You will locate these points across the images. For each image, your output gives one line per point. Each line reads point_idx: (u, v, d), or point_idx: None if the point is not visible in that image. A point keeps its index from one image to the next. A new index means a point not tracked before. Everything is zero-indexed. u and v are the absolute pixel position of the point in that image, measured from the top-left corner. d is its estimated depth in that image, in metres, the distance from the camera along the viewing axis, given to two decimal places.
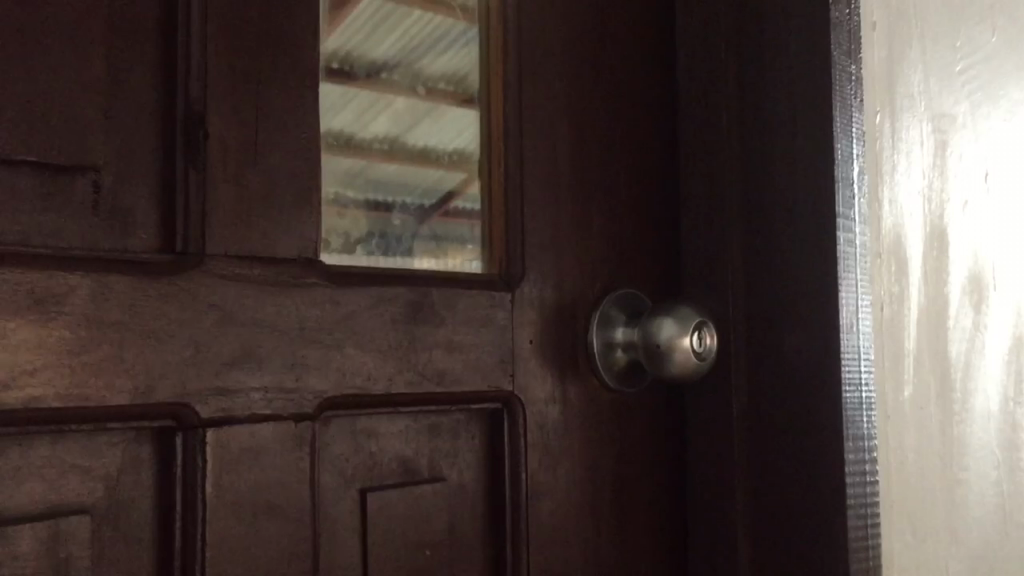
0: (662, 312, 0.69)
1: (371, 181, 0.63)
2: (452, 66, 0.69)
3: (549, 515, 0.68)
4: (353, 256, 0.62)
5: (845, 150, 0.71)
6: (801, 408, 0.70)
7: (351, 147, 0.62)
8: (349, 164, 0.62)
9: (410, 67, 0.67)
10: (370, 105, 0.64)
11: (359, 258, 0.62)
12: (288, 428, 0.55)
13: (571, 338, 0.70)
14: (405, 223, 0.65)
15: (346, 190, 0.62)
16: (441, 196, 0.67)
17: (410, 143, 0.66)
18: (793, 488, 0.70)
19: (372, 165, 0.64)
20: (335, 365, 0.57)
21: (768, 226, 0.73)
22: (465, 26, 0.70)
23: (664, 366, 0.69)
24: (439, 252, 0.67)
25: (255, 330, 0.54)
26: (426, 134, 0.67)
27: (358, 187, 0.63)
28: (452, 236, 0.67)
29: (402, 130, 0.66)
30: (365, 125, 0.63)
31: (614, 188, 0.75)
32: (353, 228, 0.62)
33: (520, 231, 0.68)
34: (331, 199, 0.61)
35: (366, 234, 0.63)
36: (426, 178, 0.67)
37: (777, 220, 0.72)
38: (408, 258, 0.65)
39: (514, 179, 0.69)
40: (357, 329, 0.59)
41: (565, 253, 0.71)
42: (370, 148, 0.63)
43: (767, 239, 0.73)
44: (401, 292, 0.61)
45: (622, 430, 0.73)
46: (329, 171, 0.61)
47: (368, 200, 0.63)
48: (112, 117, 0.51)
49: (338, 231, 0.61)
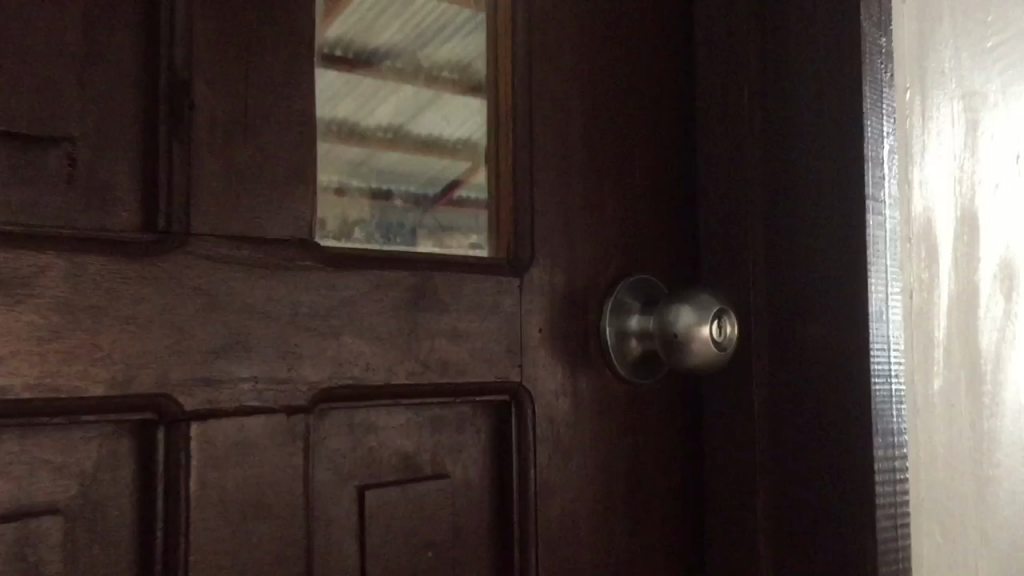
0: (679, 298, 0.65)
1: (373, 170, 0.60)
2: (456, 56, 0.65)
3: (558, 513, 0.64)
4: (353, 237, 0.58)
5: (875, 128, 0.67)
6: (827, 401, 0.66)
7: (349, 126, 0.58)
8: (347, 141, 0.58)
9: (412, 51, 0.63)
10: (374, 91, 0.60)
11: (358, 240, 0.58)
12: (279, 421, 0.51)
13: (583, 326, 0.66)
14: (411, 214, 0.61)
15: (345, 169, 0.58)
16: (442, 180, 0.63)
17: (411, 130, 0.62)
18: (818, 486, 0.66)
19: (374, 151, 0.60)
20: (331, 353, 0.53)
21: (791, 209, 0.69)
22: (471, 14, 0.65)
23: (681, 357, 0.65)
24: (441, 237, 0.62)
25: (244, 317, 0.50)
26: (433, 121, 0.63)
27: (357, 165, 0.59)
28: (454, 221, 0.63)
29: (408, 118, 0.62)
30: (368, 112, 0.59)
31: (628, 168, 0.71)
32: (352, 207, 0.58)
33: (530, 212, 0.64)
34: (328, 178, 0.57)
35: (367, 216, 0.59)
36: (424, 163, 0.63)
37: (802, 202, 0.68)
38: (408, 243, 0.61)
39: (523, 157, 0.65)
40: (355, 315, 0.55)
41: (576, 237, 0.67)
42: (372, 136, 0.60)
43: (790, 223, 0.69)
44: (402, 276, 0.57)
45: (635, 423, 0.69)
46: (325, 145, 0.56)
47: (370, 187, 0.59)
48: (90, 84, 0.47)
49: (336, 210, 0.57)
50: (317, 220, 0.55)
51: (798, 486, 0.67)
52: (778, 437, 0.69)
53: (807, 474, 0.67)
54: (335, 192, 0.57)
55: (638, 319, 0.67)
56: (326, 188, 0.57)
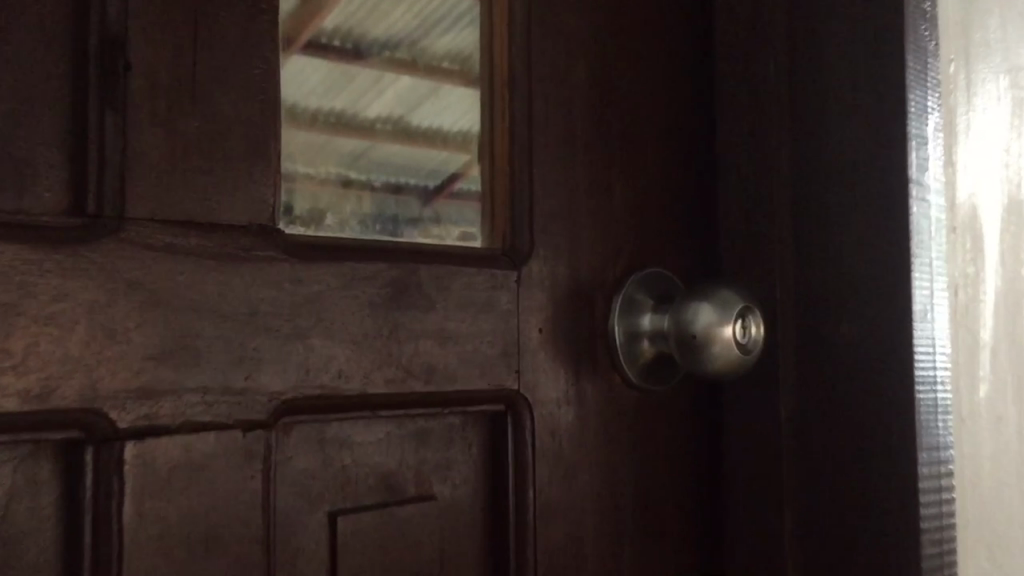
0: (697, 295, 0.58)
1: (363, 162, 0.52)
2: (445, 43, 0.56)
3: (560, 538, 0.57)
4: (322, 225, 0.49)
5: (919, 102, 0.59)
6: (866, 410, 0.58)
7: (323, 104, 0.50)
8: (322, 115, 0.50)
9: (408, 37, 0.55)
10: (367, 72, 0.52)
11: (330, 229, 0.50)
12: (234, 440, 0.43)
13: (588, 326, 0.59)
14: (409, 213, 0.53)
15: (316, 147, 0.49)
16: (422, 171, 0.54)
17: (384, 118, 0.53)
18: (855, 506, 0.59)
19: (358, 141, 0.51)
20: (295, 358, 0.46)
21: (823, 194, 0.61)
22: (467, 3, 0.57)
23: (700, 361, 0.57)
24: (422, 227, 0.54)
25: (191, 317, 0.43)
26: (438, 109, 0.55)
27: (332, 144, 0.50)
28: (441, 210, 0.55)
29: (409, 105, 0.54)
30: (353, 95, 0.51)
31: (639, 149, 0.63)
32: (324, 191, 0.50)
33: (528, 197, 0.57)
34: (298, 157, 0.49)
35: (343, 203, 0.51)
36: (397, 155, 0.53)
37: (836, 188, 0.61)
38: (383, 233, 0.52)
39: (521, 135, 0.57)
40: (324, 315, 0.47)
41: (581, 225, 0.59)
42: (359, 125, 0.52)
43: (820, 210, 0.61)
44: (380, 269, 0.49)
45: (647, 435, 0.62)
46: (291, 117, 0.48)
47: (355, 178, 0.51)
48: (3, 38, 0.39)
49: (304, 193, 0.49)
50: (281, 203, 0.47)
51: (829, 507, 0.60)
52: (806, 451, 0.61)
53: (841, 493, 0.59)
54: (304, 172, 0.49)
55: (651, 318, 0.60)
56: (292, 169, 0.48)
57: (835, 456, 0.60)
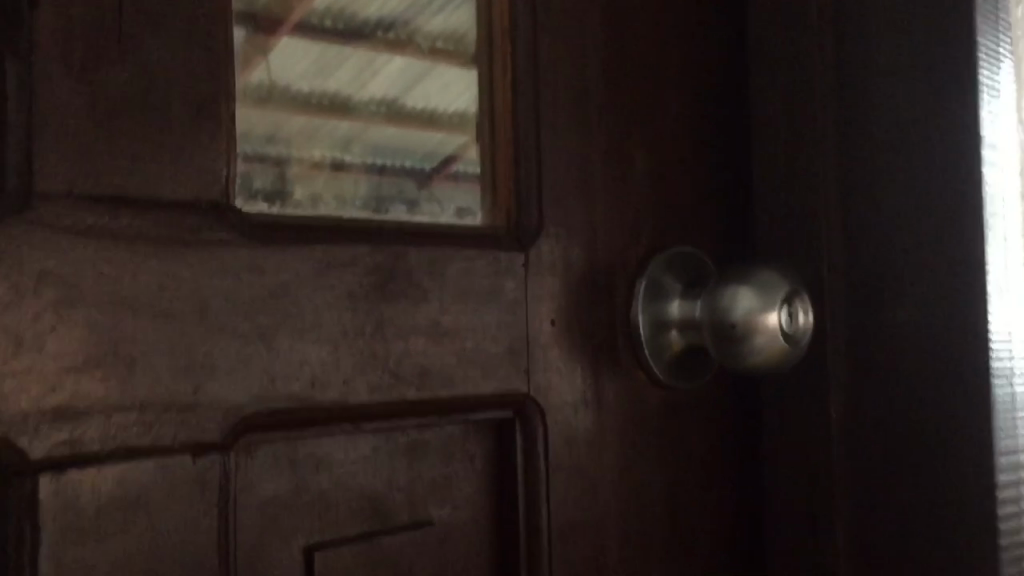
0: (734, 277, 0.49)
1: (343, 146, 0.43)
2: (439, 14, 0.48)
3: (580, 563, 0.49)
4: (289, 205, 0.41)
5: (990, 48, 0.51)
6: (935, 409, 0.51)
7: (303, 75, 0.42)
8: (294, 83, 0.42)
9: (399, 9, 0.47)
10: (360, 53, 0.45)
11: (299, 210, 0.41)
12: (182, 467, 0.35)
13: (608, 315, 0.50)
14: (404, 202, 0.45)
15: (278, 118, 0.41)
16: (411, 152, 0.46)
17: (366, 98, 0.44)
18: (921, 518, 0.51)
19: (333, 118, 0.43)
20: (259, 364, 0.38)
21: (877, 159, 0.54)
22: None
23: (740, 355, 0.49)
24: (415, 207, 0.46)
25: (123, 316, 0.34)
26: (439, 86, 0.48)
27: (297, 114, 0.42)
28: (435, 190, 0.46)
29: (406, 82, 0.46)
30: (328, 68, 0.43)
31: (662, 110, 0.54)
32: (290, 166, 0.41)
33: (536, 167, 0.48)
34: (267, 126, 0.41)
35: (315, 183, 0.42)
36: (381, 137, 0.45)
37: (891, 151, 0.53)
38: (369, 211, 0.44)
39: (527, 94, 0.48)
40: (293, 310, 0.39)
41: (597, 198, 0.51)
42: (336, 102, 0.43)
43: (872, 178, 0.54)
44: (361, 254, 0.41)
45: (676, 439, 0.54)
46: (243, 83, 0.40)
47: (330, 159, 0.43)
48: None
49: (264, 169, 0.40)
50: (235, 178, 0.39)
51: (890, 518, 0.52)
52: (864, 456, 0.53)
53: (908, 504, 0.52)
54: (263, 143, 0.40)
55: (680, 304, 0.51)
56: (248, 142, 0.40)
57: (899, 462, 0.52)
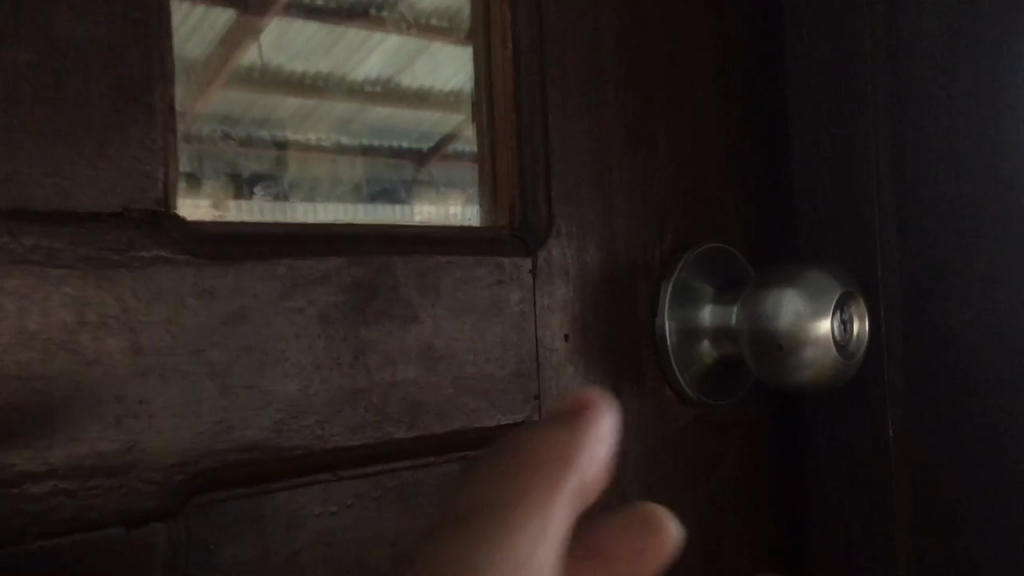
0: (778, 279, 0.42)
1: (336, 127, 0.37)
2: None
3: None
4: (254, 199, 0.34)
5: None
6: (1012, 415, 0.46)
7: (296, 53, 0.36)
8: (288, 64, 0.35)
9: None
10: (357, 27, 0.38)
11: (263, 208, 0.34)
12: (113, 543, 0.28)
13: (631, 325, 0.43)
14: (403, 192, 0.38)
15: (254, 91, 0.34)
16: (407, 136, 0.39)
17: (359, 76, 0.38)
18: (996, 528, 0.47)
19: (322, 95, 0.37)
20: (210, 407, 0.31)
21: (938, 140, 0.48)
22: None
23: (786, 372, 0.42)
24: (408, 201, 0.38)
25: (31, 360, 0.27)
26: (437, 57, 0.41)
27: (276, 89, 0.35)
28: (429, 180, 0.39)
29: (405, 58, 0.40)
30: (326, 47, 0.37)
31: (686, 85, 0.47)
32: (260, 154, 0.35)
33: (544, 155, 0.41)
34: (243, 112, 0.34)
35: (295, 172, 0.35)
36: (375, 119, 0.38)
37: (956, 131, 0.48)
38: (352, 208, 0.37)
39: (534, 66, 0.41)
40: (257, 335, 0.32)
41: (616, 190, 0.44)
42: (328, 81, 0.37)
43: (932, 162, 0.49)
44: (337, 268, 0.34)
45: (708, 463, 0.47)
46: (212, 49, 0.33)
47: (316, 142, 0.36)
48: None
49: (225, 153, 0.33)
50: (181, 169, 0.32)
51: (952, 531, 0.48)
52: (923, 465, 0.49)
53: (982, 517, 0.47)
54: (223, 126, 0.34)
55: (714, 310, 0.44)
56: (206, 118, 0.33)
57: (966, 470, 0.48)
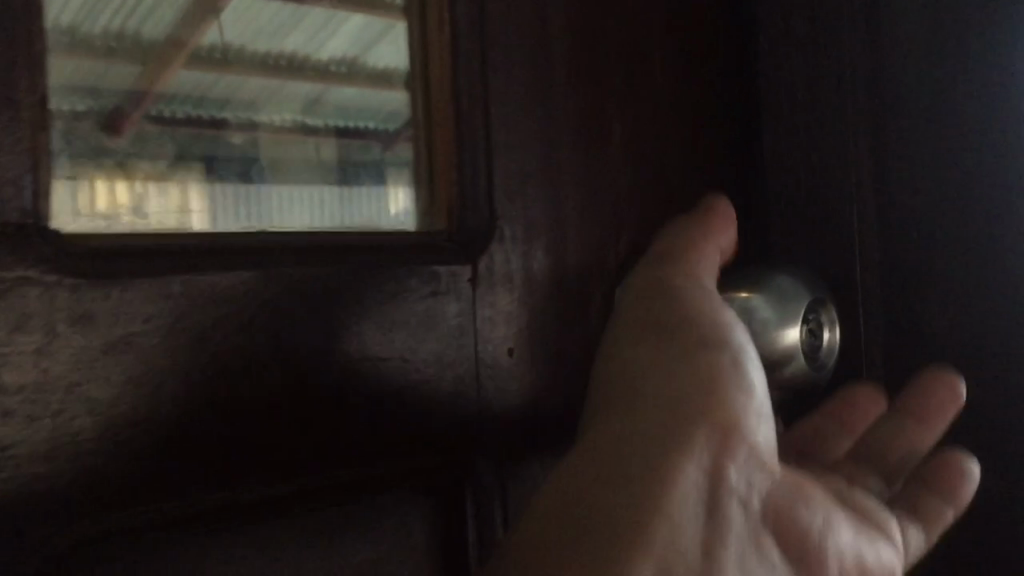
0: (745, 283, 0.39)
1: (300, 108, 0.34)
2: None
3: None
4: (211, 187, 0.31)
5: None
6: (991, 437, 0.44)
7: (255, 31, 0.33)
8: (248, 43, 0.33)
9: None
10: (320, 7, 0.35)
11: (216, 201, 0.31)
12: None
13: (582, 339, 0.40)
14: (360, 180, 0.35)
15: (219, 74, 0.32)
16: (370, 120, 0.36)
17: (323, 54, 0.35)
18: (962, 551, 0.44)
19: (287, 76, 0.34)
20: (103, 430, 0.28)
21: (922, 144, 0.46)
22: None
23: None
24: (363, 191, 0.35)
25: None
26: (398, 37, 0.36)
27: (242, 71, 0.32)
28: (381, 170, 0.36)
29: (365, 41, 0.36)
30: (286, 26, 0.34)
31: (646, 77, 0.43)
32: (225, 137, 0.32)
33: (487, 154, 0.37)
34: (196, 90, 0.31)
35: (253, 157, 0.33)
36: (340, 99, 0.35)
37: (942, 133, 0.45)
38: (300, 199, 0.33)
39: (485, 50, 0.37)
40: (157, 351, 0.29)
41: (568, 191, 0.40)
42: (290, 61, 0.34)
43: (912, 165, 0.46)
44: (241, 285, 0.30)
45: None
46: (173, 30, 0.31)
47: (282, 123, 0.33)
48: None
49: (187, 137, 0.31)
50: (63, 156, 0.28)
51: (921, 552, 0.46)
52: None
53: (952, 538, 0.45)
54: (131, 108, 0.29)
55: None
56: (171, 100, 0.30)
57: None
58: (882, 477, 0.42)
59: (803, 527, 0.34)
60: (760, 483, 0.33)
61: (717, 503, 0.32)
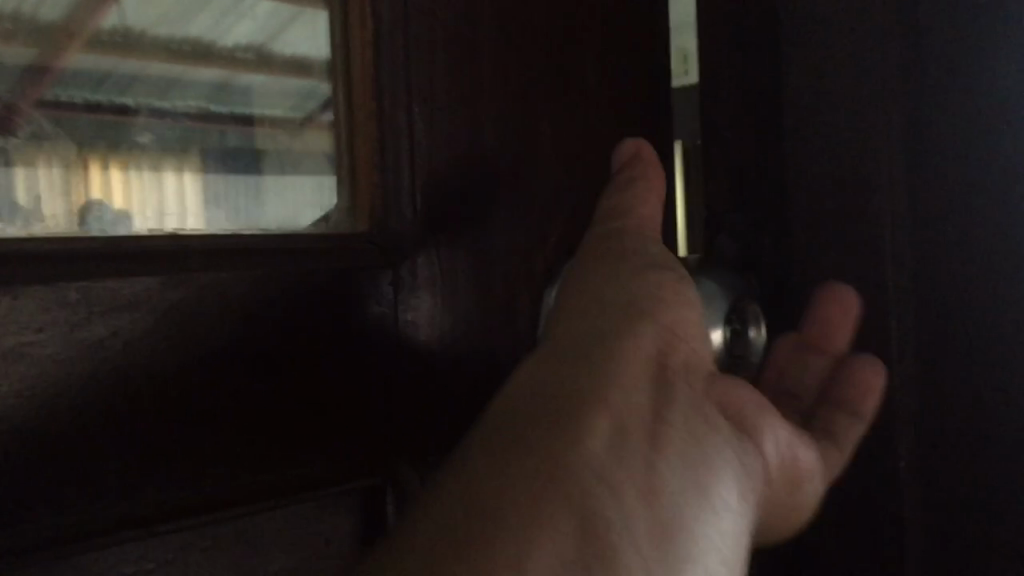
0: None
1: (205, 96, 0.34)
2: None
3: None
4: (110, 169, 0.31)
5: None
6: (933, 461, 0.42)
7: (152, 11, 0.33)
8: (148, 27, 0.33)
9: None
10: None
11: (134, 191, 0.31)
12: None
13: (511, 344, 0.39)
14: (272, 161, 0.35)
15: (120, 62, 0.32)
16: (280, 101, 0.36)
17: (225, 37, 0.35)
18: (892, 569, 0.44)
19: (192, 63, 0.34)
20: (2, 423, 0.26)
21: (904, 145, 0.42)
22: None
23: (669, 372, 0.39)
24: (279, 171, 0.35)
25: None
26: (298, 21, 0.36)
27: (145, 53, 0.33)
28: (297, 152, 0.36)
29: (272, 27, 0.36)
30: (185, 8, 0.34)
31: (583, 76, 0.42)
32: (139, 124, 0.32)
33: (408, 152, 0.36)
34: (91, 75, 0.31)
35: (165, 144, 0.33)
36: (244, 83, 0.35)
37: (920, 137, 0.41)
38: (208, 180, 0.33)
39: (421, 35, 0.36)
40: (58, 348, 0.27)
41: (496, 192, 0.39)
42: (192, 45, 0.34)
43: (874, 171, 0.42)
44: (143, 290, 0.29)
45: None
46: (70, 10, 0.31)
47: (186, 108, 0.34)
48: None
49: (96, 123, 0.31)
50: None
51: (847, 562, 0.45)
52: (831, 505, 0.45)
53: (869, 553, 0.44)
54: (24, 84, 0.30)
55: None
56: (67, 82, 0.31)
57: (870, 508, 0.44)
58: (798, 412, 0.42)
59: (741, 403, 0.34)
60: (701, 369, 0.34)
61: (662, 370, 0.32)
